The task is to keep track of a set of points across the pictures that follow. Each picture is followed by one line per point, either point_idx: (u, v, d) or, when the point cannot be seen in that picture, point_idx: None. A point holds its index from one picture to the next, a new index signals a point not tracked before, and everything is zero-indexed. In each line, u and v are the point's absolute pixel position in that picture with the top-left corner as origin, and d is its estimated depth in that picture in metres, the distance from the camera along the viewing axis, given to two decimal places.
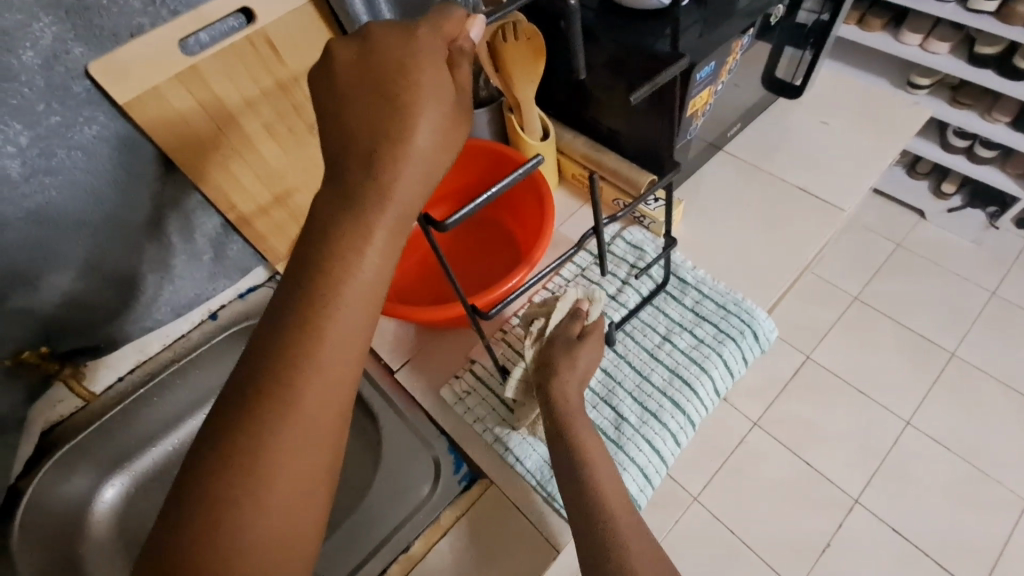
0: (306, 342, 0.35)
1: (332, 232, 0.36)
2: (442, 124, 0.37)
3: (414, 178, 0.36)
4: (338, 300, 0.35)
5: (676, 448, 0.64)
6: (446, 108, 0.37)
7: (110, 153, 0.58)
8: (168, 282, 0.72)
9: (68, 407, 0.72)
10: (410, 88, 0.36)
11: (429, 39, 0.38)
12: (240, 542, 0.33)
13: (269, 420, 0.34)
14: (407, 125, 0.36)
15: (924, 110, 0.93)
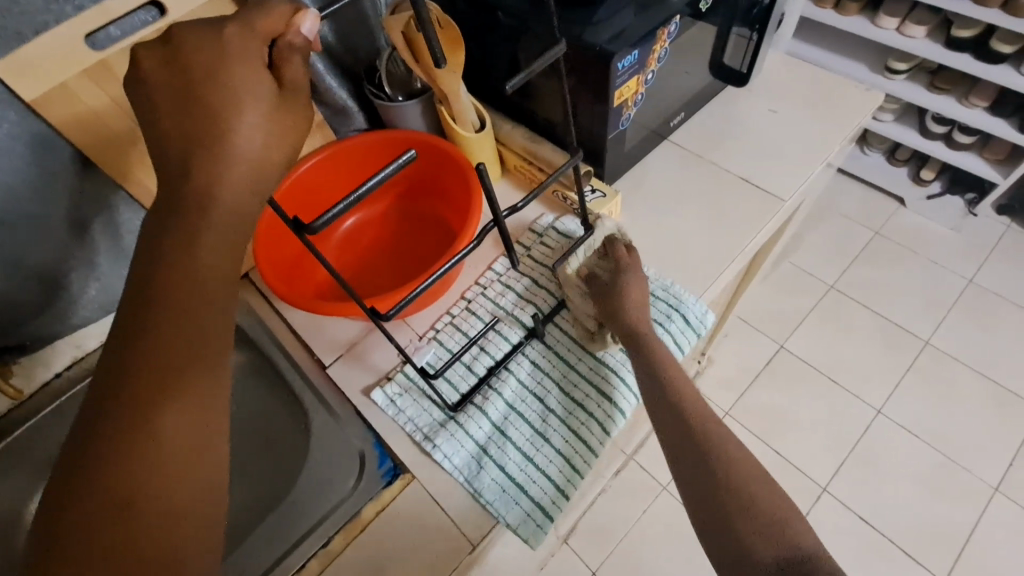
0: (177, 331, 0.37)
1: (171, 239, 0.37)
2: (264, 123, 0.38)
3: (238, 179, 0.38)
4: (211, 303, 0.38)
5: (606, 437, 0.62)
6: (266, 106, 0.38)
7: (21, 150, 0.57)
8: (97, 278, 0.71)
9: (2, 405, 0.72)
10: (222, 87, 0.38)
11: (240, 38, 0.38)
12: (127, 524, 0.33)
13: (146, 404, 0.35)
14: (225, 126, 0.37)
15: (879, 96, 0.91)
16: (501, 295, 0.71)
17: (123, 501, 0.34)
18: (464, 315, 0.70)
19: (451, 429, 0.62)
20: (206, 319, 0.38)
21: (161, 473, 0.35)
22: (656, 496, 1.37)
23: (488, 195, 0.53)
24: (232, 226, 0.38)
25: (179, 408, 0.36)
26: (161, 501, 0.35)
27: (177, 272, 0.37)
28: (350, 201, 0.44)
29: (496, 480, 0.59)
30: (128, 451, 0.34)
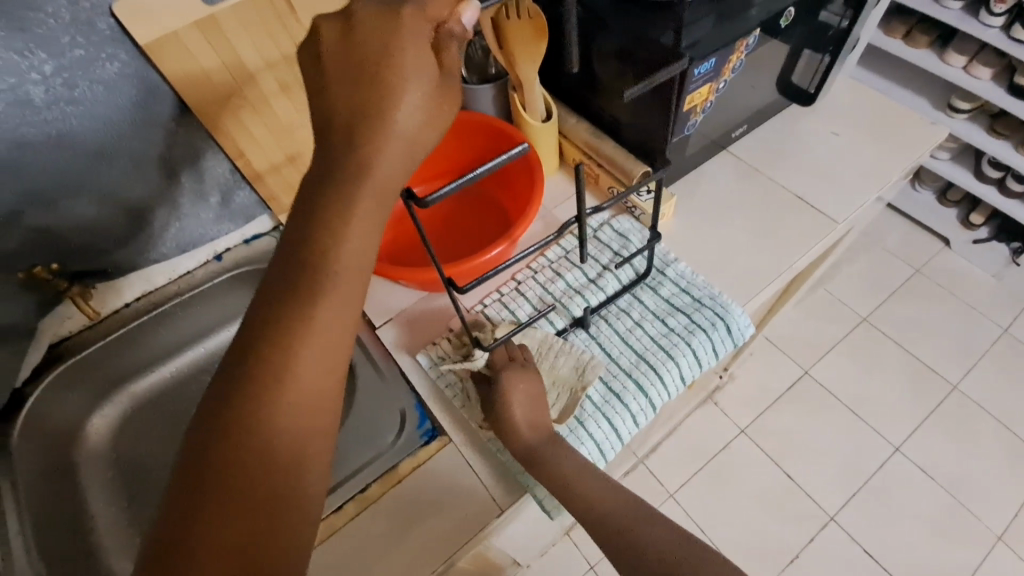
0: (301, 299, 0.38)
1: (308, 191, 0.39)
2: (425, 101, 0.40)
3: (397, 153, 0.39)
4: (331, 276, 0.38)
5: (634, 428, 0.65)
6: (429, 88, 0.40)
7: (127, 90, 0.61)
8: (177, 218, 0.75)
9: (76, 324, 0.77)
10: (394, 63, 0.39)
11: (414, 17, 0.40)
12: (235, 475, 0.35)
13: (268, 363, 0.37)
14: (392, 99, 0.39)
15: (943, 131, 0.91)
16: (551, 282, 0.74)
17: (236, 452, 0.36)
18: (513, 296, 0.73)
19: None
20: (339, 276, 0.38)
21: (285, 421, 0.37)
22: (661, 502, 1.38)
23: (579, 195, 0.57)
24: (380, 198, 0.39)
25: (308, 361, 0.38)
26: (273, 449, 0.36)
27: (324, 222, 0.38)
28: (457, 188, 0.48)
29: None
30: (261, 398, 0.37)
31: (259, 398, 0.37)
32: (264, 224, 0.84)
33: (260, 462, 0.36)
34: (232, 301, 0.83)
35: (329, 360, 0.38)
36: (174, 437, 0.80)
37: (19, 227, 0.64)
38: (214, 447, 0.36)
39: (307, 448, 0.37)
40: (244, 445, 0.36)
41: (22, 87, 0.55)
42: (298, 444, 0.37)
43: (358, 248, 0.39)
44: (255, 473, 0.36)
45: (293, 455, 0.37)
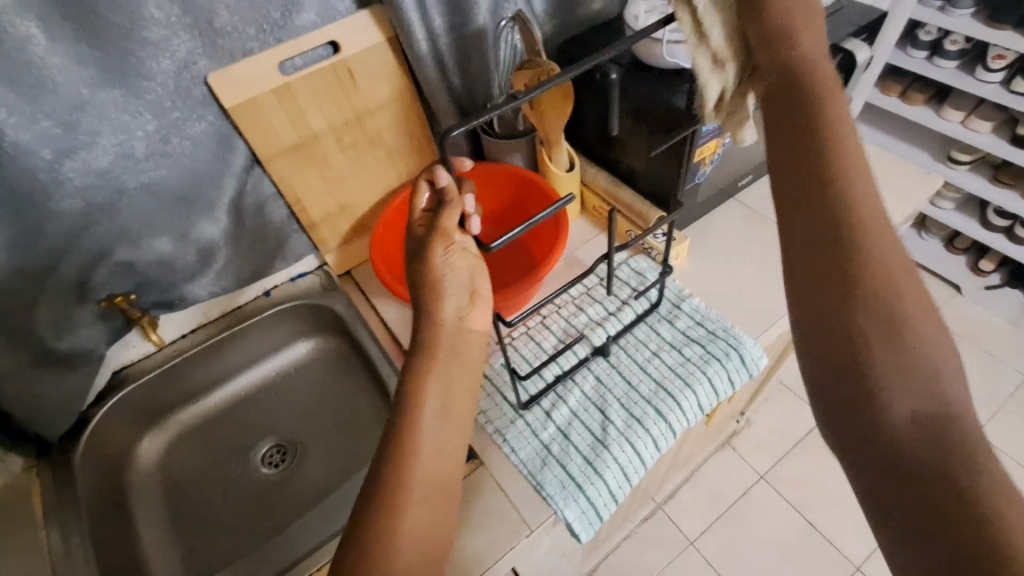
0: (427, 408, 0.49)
1: (420, 343, 0.52)
2: (461, 282, 0.53)
3: (452, 317, 0.53)
4: (451, 381, 0.51)
5: (656, 452, 0.69)
6: (462, 272, 0.53)
7: (211, 145, 0.71)
8: (237, 258, 0.82)
9: (138, 352, 0.84)
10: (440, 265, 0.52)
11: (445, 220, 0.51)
12: (387, 555, 0.43)
13: (403, 454, 0.46)
14: (440, 298, 0.52)
15: (938, 181, 0.98)
16: (574, 315, 0.80)
17: (386, 538, 0.43)
18: (539, 328, 0.79)
19: (521, 427, 0.70)
20: (453, 392, 0.51)
21: (419, 509, 0.45)
22: (681, 550, 1.37)
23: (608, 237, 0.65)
24: (446, 378, 0.51)
25: (428, 495, 0.46)
26: (418, 533, 0.45)
27: (427, 393, 0.49)
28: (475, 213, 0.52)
29: (558, 478, 0.66)
30: (401, 484, 0.45)
31: (398, 497, 0.45)
32: (310, 263, 0.92)
33: (407, 550, 0.43)
34: (277, 333, 0.91)
35: (445, 491, 0.48)
36: (214, 462, 0.86)
37: (107, 262, 0.72)
38: (367, 531, 0.44)
39: (437, 540, 0.46)
40: (392, 528, 0.44)
41: (128, 142, 0.64)
42: (427, 533, 0.45)
43: (467, 380, 0.52)
44: (405, 555, 0.43)
45: (425, 537, 0.45)
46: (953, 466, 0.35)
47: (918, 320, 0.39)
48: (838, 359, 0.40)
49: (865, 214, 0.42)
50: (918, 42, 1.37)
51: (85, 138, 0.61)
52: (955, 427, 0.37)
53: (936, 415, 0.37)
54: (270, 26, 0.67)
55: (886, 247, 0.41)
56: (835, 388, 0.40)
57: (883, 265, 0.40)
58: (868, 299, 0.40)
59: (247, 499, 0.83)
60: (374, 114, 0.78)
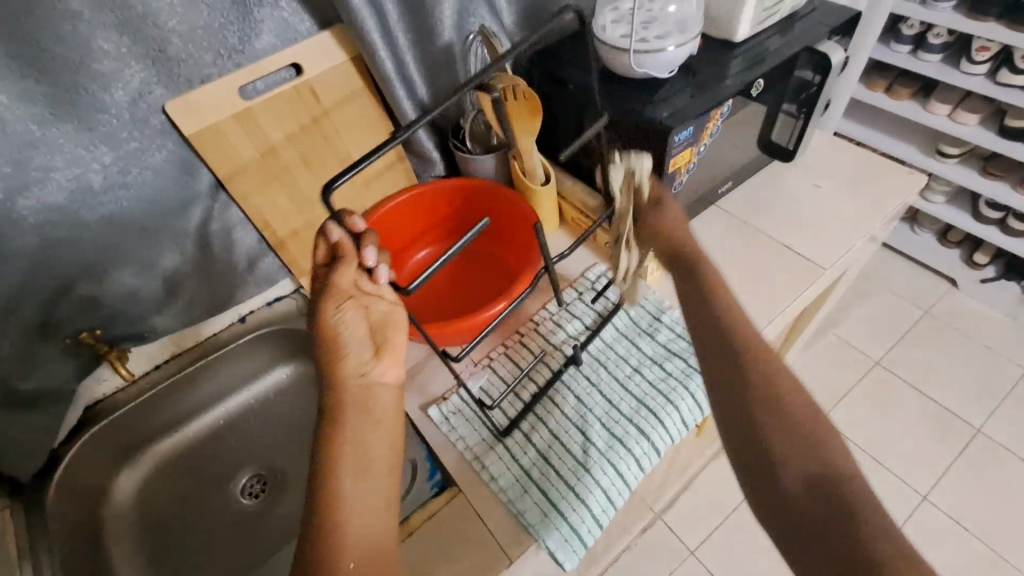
0: (345, 472, 0.47)
1: (327, 407, 0.50)
2: (362, 336, 0.52)
3: (356, 373, 0.51)
4: (367, 439, 0.49)
5: (639, 472, 0.66)
6: (361, 327, 0.52)
7: (173, 173, 0.69)
8: (208, 285, 0.81)
9: (111, 386, 0.82)
10: (337, 325, 0.50)
11: (339, 279, 0.50)
12: None
13: (327, 528, 0.45)
14: (340, 356, 0.51)
15: (923, 179, 0.96)
16: (552, 332, 0.78)
17: None
18: (516, 347, 0.77)
19: (499, 452, 0.68)
20: (370, 450, 0.49)
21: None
22: (681, 561, 1.35)
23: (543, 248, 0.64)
24: (360, 439, 0.49)
25: (358, 565, 0.44)
26: None
27: (341, 459, 0.47)
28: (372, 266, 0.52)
29: (538, 504, 0.64)
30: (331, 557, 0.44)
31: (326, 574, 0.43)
32: (285, 287, 0.90)
33: None
34: (255, 360, 0.90)
35: (379, 555, 0.46)
36: (194, 494, 0.85)
37: (70, 298, 0.70)
38: None
39: None
40: None
41: (85, 175, 0.63)
42: None
43: (383, 433, 0.50)
44: None
45: None
46: (838, 506, 0.44)
47: (795, 405, 0.50)
48: (746, 444, 0.50)
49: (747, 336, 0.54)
50: (901, 36, 1.36)
51: (38, 174, 0.60)
52: (846, 484, 0.45)
53: (827, 479, 0.46)
54: (228, 51, 0.65)
55: (768, 355, 0.53)
56: (750, 466, 0.49)
57: (765, 366, 0.52)
58: (760, 393, 0.51)
59: (229, 532, 0.82)
60: (341, 135, 0.77)
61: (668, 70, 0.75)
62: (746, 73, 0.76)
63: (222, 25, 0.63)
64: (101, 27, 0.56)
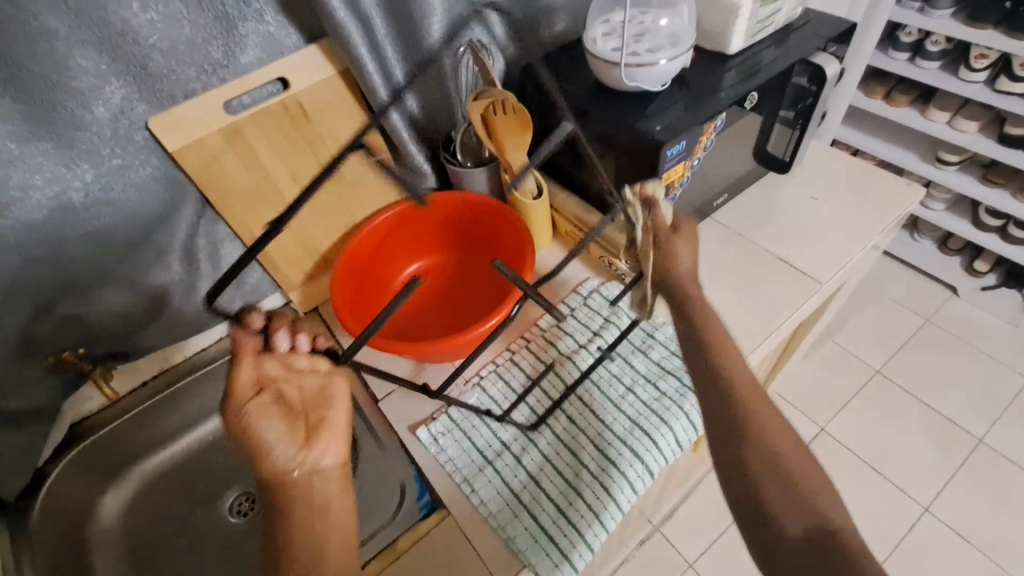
0: (303, 554, 0.50)
1: (272, 497, 0.52)
2: (281, 424, 0.52)
3: (288, 459, 0.52)
4: (320, 517, 0.52)
5: (634, 496, 0.65)
6: (278, 415, 0.52)
7: (157, 190, 0.68)
8: (194, 301, 0.79)
9: (96, 403, 0.81)
10: (251, 417, 0.51)
11: (242, 373, 0.50)
12: None
13: None
14: (264, 447, 0.51)
15: (921, 190, 0.95)
16: (544, 349, 0.77)
17: None
18: (508, 365, 0.76)
19: (489, 475, 0.67)
20: (322, 528, 0.51)
21: None
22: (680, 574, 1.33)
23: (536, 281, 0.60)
24: (308, 530, 0.51)
25: None
26: None
27: (296, 545, 0.50)
28: (290, 346, 0.51)
29: (528, 530, 0.62)
30: None
31: None
32: (276, 300, 0.88)
33: None
34: None
35: None
36: (182, 512, 0.83)
37: (52, 316, 0.69)
38: None
39: None
40: None
41: (65, 193, 0.62)
42: None
43: (335, 508, 0.53)
44: None
45: None
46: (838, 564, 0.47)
47: (791, 460, 0.53)
48: (737, 490, 0.53)
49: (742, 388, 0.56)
50: (899, 44, 1.35)
51: (17, 192, 0.59)
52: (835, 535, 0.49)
53: (820, 532, 0.49)
54: (212, 66, 0.64)
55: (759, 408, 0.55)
56: (743, 509, 0.53)
57: (761, 422, 0.54)
58: (753, 442, 0.54)
59: (217, 552, 0.80)
60: (330, 148, 0.75)
61: (661, 82, 0.74)
62: (740, 85, 0.75)
63: (205, 41, 0.62)
64: (80, 44, 0.55)
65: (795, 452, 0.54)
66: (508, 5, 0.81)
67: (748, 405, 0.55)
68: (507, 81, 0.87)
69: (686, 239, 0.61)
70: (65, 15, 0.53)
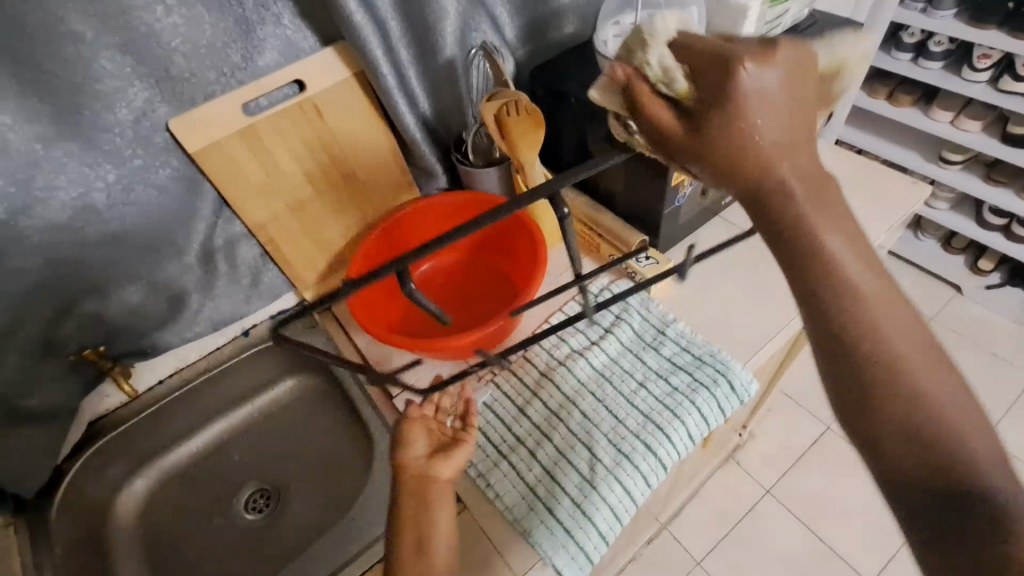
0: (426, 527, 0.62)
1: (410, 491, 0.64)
2: (425, 436, 0.68)
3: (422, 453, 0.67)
4: (433, 501, 0.64)
5: (647, 489, 0.66)
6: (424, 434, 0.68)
7: (177, 190, 0.69)
8: (210, 301, 0.80)
9: (114, 402, 0.83)
10: (404, 433, 0.67)
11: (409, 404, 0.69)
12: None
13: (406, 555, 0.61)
14: (409, 447, 0.67)
15: (925, 188, 0.96)
16: (556, 346, 0.78)
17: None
18: (520, 361, 0.77)
19: (504, 469, 0.68)
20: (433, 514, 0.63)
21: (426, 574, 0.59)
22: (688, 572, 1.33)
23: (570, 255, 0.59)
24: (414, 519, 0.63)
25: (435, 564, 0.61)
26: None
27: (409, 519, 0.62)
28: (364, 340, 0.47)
29: (544, 523, 0.63)
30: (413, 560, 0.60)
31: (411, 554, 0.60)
32: (289, 300, 0.89)
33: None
34: (259, 373, 0.89)
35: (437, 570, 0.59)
36: (198, 509, 0.84)
37: (73, 315, 0.70)
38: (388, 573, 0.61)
39: None
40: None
41: (88, 194, 0.63)
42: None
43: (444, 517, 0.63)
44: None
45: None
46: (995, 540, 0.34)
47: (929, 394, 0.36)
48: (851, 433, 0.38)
49: (883, 324, 0.35)
50: (902, 44, 1.36)
51: (42, 193, 0.60)
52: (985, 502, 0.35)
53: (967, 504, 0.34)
54: (231, 68, 0.66)
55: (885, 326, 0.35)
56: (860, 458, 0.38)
57: (886, 352, 0.35)
58: (883, 371, 0.35)
59: (230, 548, 0.81)
60: (344, 148, 0.77)
61: None
62: None
63: (225, 44, 0.64)
64: (105, 48, 0.57)
65: (941, 377, 0.36)
66: (519, 8, 0.83)
67: (876, 315, 0.35)
68: (517, 82, 0.88)
69: (727, 105, 0.31)
70: (92, 19, 0.55)
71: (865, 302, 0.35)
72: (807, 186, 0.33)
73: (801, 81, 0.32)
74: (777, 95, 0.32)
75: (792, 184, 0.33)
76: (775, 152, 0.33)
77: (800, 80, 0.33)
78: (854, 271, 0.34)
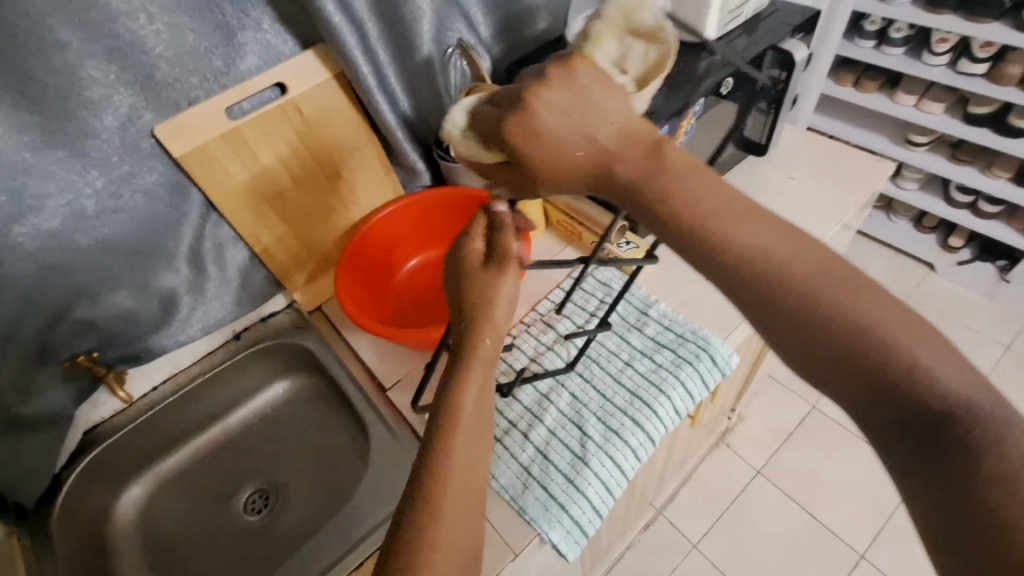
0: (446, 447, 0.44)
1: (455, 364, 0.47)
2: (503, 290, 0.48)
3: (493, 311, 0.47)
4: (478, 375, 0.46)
5: (636, 463, 0.68)
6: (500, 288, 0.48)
7: (164, 195, 0.70)
8: (201, 304, 0.81)
9: (109, 409, 0.83)
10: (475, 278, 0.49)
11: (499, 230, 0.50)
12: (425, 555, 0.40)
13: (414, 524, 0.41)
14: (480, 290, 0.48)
15: (890, 166, 1.00)
16: (544, 332, 0.80)
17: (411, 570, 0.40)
18: (509, 349, 0.79)
19: (498, 451, 0.70)
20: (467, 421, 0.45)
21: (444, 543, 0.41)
22: (684, 555, 1.36)
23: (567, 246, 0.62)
24: (470, 460, 0.44)
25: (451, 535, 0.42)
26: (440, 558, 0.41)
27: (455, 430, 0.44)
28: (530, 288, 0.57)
29: (539, 500, 0.66)
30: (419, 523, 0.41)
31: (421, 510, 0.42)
32: (279, 302, 0.91)
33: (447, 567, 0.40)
34: (253, 376, 0.90)
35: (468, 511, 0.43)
36: (197, 511, 0.85)
37: (66, 323, 0.71)
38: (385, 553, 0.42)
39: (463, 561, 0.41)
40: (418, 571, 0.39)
41: (77, 201, 0.64)
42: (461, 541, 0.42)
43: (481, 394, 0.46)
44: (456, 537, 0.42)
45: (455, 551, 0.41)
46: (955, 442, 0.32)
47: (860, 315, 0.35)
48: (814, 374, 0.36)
49: (792, 268, 0.37)
50: (864, 32, 1.41)
51: (32, 201, 0.61)
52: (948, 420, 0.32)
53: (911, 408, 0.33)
54: (213, 73, 0.67)
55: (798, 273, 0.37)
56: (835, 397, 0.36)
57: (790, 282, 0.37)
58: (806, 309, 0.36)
59: (230, 549, 0.81)
60: (328, 149, 0.78)
61: None
62: (715, 74, 0.80)
63: (207, 49, 0.65)
64: (91, 56, 0.58)
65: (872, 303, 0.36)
66: (492, 7, 0.85)
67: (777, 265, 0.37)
68: (494, 79, 0.91)
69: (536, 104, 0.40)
70: (76, 28, 0.56)
71: (773, 268, 0.37)
72: (632, 158, 0.40)
73: (581, 97, 0.40)
74: (560, 115, 0.40)
75: (646, 175, 0.40)
76: (573, 141, 0.40)
77: (589, 92, 0.40)
78: (724, 225, 0.39)
